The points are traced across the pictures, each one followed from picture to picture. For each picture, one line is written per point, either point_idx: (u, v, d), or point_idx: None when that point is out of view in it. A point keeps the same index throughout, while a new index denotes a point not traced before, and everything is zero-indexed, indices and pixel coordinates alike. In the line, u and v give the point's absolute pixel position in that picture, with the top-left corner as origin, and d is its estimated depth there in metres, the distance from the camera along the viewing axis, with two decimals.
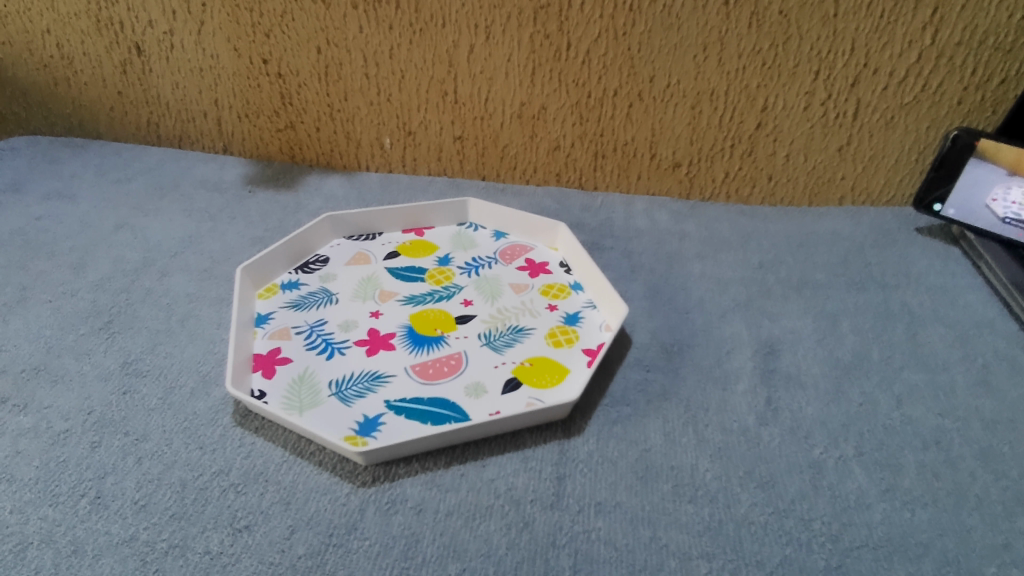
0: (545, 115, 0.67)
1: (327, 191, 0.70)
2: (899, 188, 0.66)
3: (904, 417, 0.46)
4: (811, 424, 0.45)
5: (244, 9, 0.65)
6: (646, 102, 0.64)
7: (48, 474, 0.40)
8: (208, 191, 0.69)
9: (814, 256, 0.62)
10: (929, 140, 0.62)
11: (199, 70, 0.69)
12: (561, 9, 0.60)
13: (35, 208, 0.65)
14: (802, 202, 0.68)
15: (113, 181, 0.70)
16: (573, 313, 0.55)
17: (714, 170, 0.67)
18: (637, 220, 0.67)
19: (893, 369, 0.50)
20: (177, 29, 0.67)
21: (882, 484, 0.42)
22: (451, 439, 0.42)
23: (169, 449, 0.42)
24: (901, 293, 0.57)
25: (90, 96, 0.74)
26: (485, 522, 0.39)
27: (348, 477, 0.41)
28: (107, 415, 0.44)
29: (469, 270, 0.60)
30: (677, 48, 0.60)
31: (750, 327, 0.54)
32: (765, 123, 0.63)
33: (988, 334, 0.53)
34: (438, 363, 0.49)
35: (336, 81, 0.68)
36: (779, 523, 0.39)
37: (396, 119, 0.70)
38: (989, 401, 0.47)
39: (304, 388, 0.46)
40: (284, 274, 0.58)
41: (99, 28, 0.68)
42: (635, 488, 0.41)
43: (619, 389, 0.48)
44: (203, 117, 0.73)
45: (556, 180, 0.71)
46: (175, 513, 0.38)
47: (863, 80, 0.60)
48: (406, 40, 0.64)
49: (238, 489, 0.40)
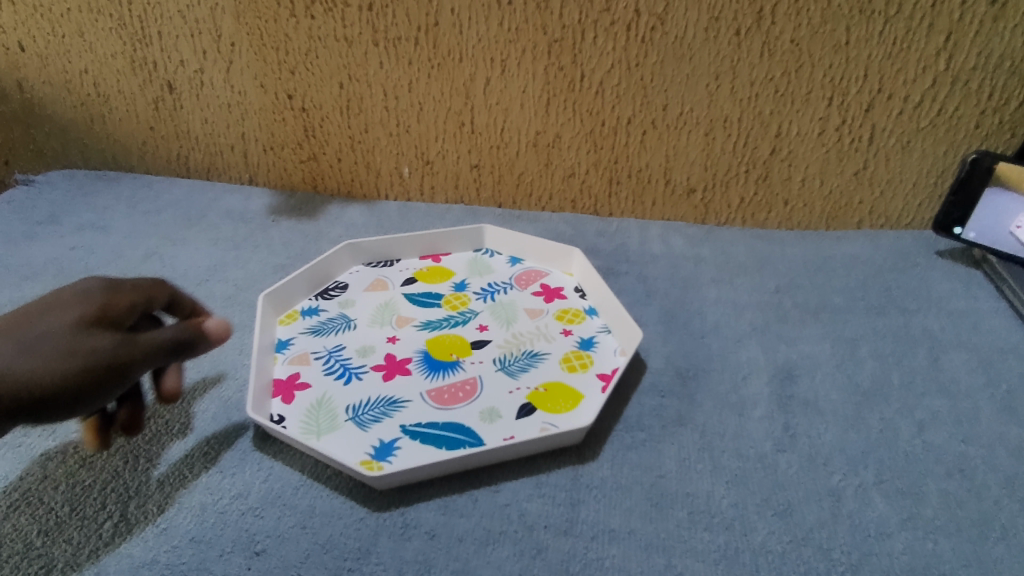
0: (560, 143, 0.68)
1: (347, 220, 0.72)
2: (918, 212, 0.65)
3: (926, 444, 0.45)
4: (830, 450, 0.45)
5: (271, 48, 0.68)
6: (659, 129, 0.65)
7: (74, 497, 0.41)
8: (234, 221, 0.71)
9: (831, 280, 0.61)
10: (946, 164, 0.62)
11: (227, 106, 0.72)
12: (575, 42, 0.62)
13: (70, 239, 0.68)
14: (819, 226, 0.68)
15: (144, 212, 0.73)
16: (588, 338, 0.55)
17: (729, 196, 0.68)
18: (652, 245, 0.67)
19: (914, 395, 0.49)
20: (208, 67, 0.70)
21: (903, 513, 0.41)
22: (466, 463, 0.42)
23: (190, 472, 0.43)
24: (921, 317, 0.57)
25: (124, 131, 0.77)
26: (498, 548, 0.39)
27: (363, 501, 0.41)
28: (132, 439, 0.45)
29: (485, 296, 0.61)
30: (689, 77, 0.61)
31: (767, 352, 0.53)
32: (780, 149, 0.64)
33: (1012, 359, 0.52)
34: (454, 388, 0.49)
35: (358, 114, 0.70)
36: (798, 552, 0.38)
37: (415, 149, 0.71)
38: (1015, 428, 0.46)
39: (322, 413, 0.47)
40: (304, 300, 0.60)
41: (134, 67, 0.72)
42: (650, 515, 0.40)
43: (633, 415, 0.48)
44: (231, 150, 0.76)
45: (571, 207, 0.72)
46: (195, 536, 0.39)
47: (878, 105, 0.60)
48: (425, 74, 0.66)
49: (256, 512, 0.41)
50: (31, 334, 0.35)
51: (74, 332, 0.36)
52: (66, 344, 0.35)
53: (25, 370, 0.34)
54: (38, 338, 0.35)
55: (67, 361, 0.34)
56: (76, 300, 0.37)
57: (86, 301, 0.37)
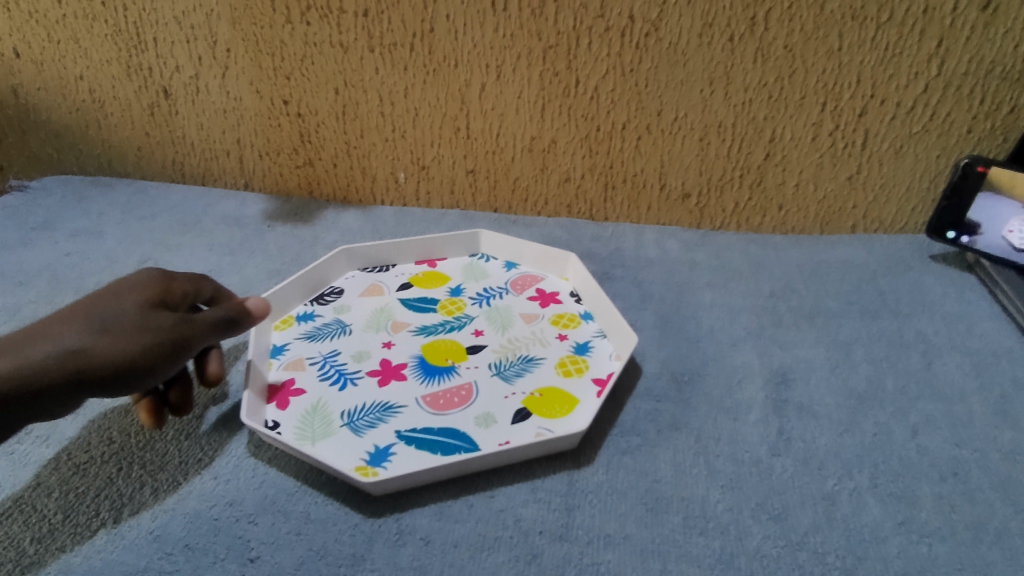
0: (555, 148, 0.68)
1: (343, 225, 0.72)
2: (912, 216, 0.66)
3: (920, 447, 0.45)
4: (824, 455, 0.45)
5: (266, 54, 0.68)
6: (654, 135, 0.65)
7: (67, 504, 0.41)
8: (229, 226, 0.71)
9: (826, 285, 0.61)
10: (939, 168, 0.62)
11: (223, 112, 0.72)
12: (570, 48, 0.62)
13: (64, 245, 0.68)
14: (814, 230, 0.68)
15: (139, 218, 0.72)
16: (583, 342, 0.55)
17: (724, 201, 0.68)
18: (647, 250, 0.67)
19: (908, 399, 0.49)
20: (203, 73, 0.70)
21: (897, 517, 0.41)
22: (461, 469, 0.42)
23: (185, 479, 0.43)
24: (915, 321, 0.57)
25: (119, 137, 0.77)
26: (493, 554, 0.39)
27: (358, 507, 0.41)
28: (126, 446, 0.45)
29: (480, 301, 0.61)
30: (683, 83, 0.62)
31: (762, 356, 0.53)
32: (774, 153, 0.64)
33: (1005, 362, 0.52)
34: (449, 393, 0.49)
35: (354, 120, 0.70)
36: (793, 556, 0.38)
37: (411, 154, 0.71)
38: (1008, 432, 0.46)
39: (317, 418, 0.47)
40: (300, 306, 0.60)
41: (129, 73, 0.72)
42: (645, 520, 0.40)
43: (628, 419, 0.48)
44: (226, 155, 0.76)
45: (567, 211, 0.72)
46: (188, 543, 0.39)
47: (871, 110, 0.60)
48: (420, 80, 0.66)
49: (251, 519, 0.41)
50: (102, 314, 0.38)
51: (142, 312, 0.40)
52: (141, 322, 0.39)
53: (107, 344, 0.37)
54: (112, 317, 0.38)
55: (144, 335, 0.38)
56: (134, 287, 0.41)
57: (143, 289, 0.41)
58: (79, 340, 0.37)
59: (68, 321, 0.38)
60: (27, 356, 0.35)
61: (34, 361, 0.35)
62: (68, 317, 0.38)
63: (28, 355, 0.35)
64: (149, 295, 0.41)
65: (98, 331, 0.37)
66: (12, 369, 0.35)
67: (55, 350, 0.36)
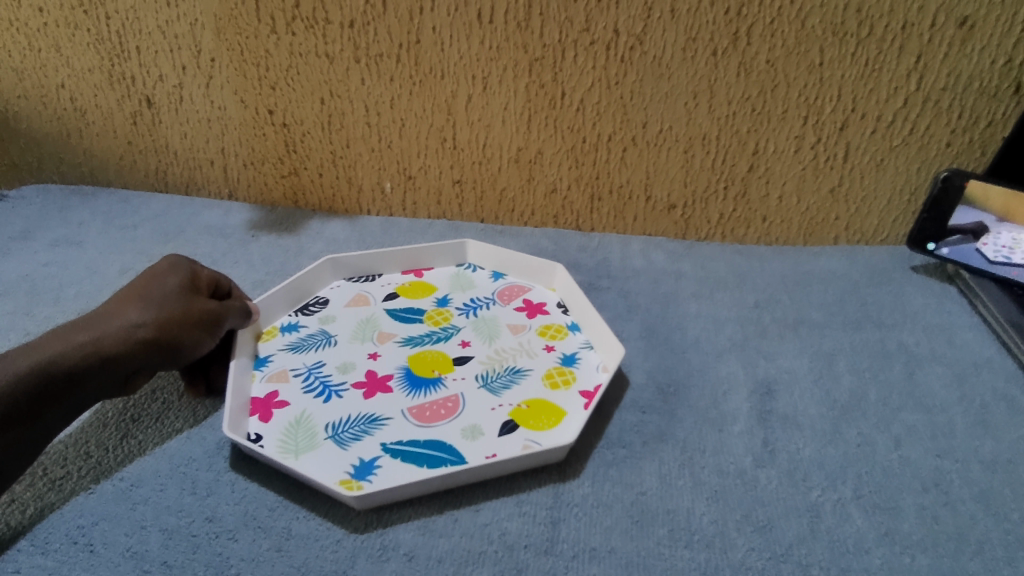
0: (541, 159, 0.68)
1: (329, 235, 0.72)
2: (894, 227, 0.66)
3: (903, 459, 0.46)
4: (808, 465, 0.45)
5: (251, 64, 0.67)
6: (639, 147, 0.65)
7: (42, 522, 0.40)
8: (212, 236, 0.71)
9: (809, 296, 0.62)
10: (919, 181, 0.63)
11: (207, 121, 0.72)
12: (555, 60, 0.62)
13: (43, 255, 0.67)
14: (797, 241, 0.69)
15: (120, 227, 0.72)
16: (570, 354, 0.55)
17: (709, 212, 0.68)
18: (633, 261, 0.67)
19: (890, 409, 0.50)
20: (187, 82, 0.70)
21: (880, 528, 0.41)
22: (447, 483, 0.42)
23: (163, 494, 0.42)
24: (898, 332, 0.57)
25: (101, 146, 0.76)
26: (477, 569, 0.38)
27: (341, 522, 0.41)
28: (104, 461, 0.44)
29: (467, 311, 0.60)
30: (668, 95, 0.62)
31: (747, 366, 0.54)
32: (757, 166, 0.64)
33: (986, 373, 0.53)
34: (435, 405, 0.49)
35: (339, 129, 0.70)
36: (777, 568, 0.39)
37: (397, 164, 0.71)
38: (989, 442, 0.47)
39: (301, 431, 0.46)
40: (284, 316, 0.59)
41: (112, 82, 0.71)
42: (631, 533, 0.40)
43: (615, 431, 0.47)
44: (210, 164, 0.75)
45: (553, 222, 0.72)
46: (167, 561, 0.39)
47: (852, 124, 0.61)
48: (406, 91, 0.66)
49: (231, 535, 0.40)
50: (154, 296, 0.45)
51: (185, 293, 0.47)
52: (188, 300, 0.46)
53: (167, 316, 0.44)
54: (163, 297, 0.45)
55: (191, 310, 0.46)
56: (169, 271, 0.48)
57: (178, 273, 0.48)
58: (142, 316, 0.43)
59: (126, 304, 0.44)
60: (103, 330, 0.41)
61: (109, 334, 0.41)
62: (125, 301, 0.44)
63: (102, 330, 0.41)
64: (186, 277, 0.48)
65: (154, 308, 0.44)
66: (93, 340, 0.41)
67: (124, 324, 0.42)
